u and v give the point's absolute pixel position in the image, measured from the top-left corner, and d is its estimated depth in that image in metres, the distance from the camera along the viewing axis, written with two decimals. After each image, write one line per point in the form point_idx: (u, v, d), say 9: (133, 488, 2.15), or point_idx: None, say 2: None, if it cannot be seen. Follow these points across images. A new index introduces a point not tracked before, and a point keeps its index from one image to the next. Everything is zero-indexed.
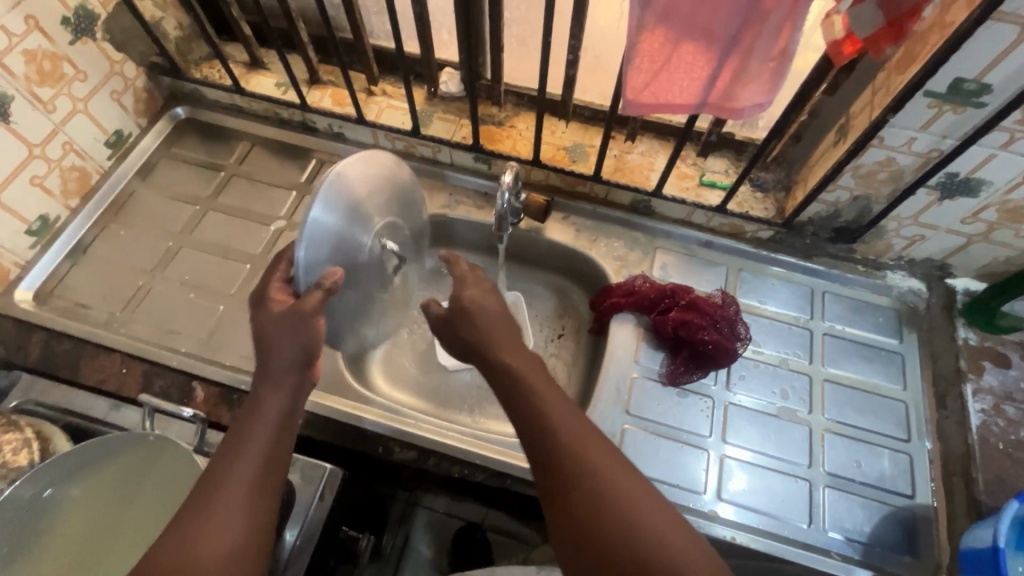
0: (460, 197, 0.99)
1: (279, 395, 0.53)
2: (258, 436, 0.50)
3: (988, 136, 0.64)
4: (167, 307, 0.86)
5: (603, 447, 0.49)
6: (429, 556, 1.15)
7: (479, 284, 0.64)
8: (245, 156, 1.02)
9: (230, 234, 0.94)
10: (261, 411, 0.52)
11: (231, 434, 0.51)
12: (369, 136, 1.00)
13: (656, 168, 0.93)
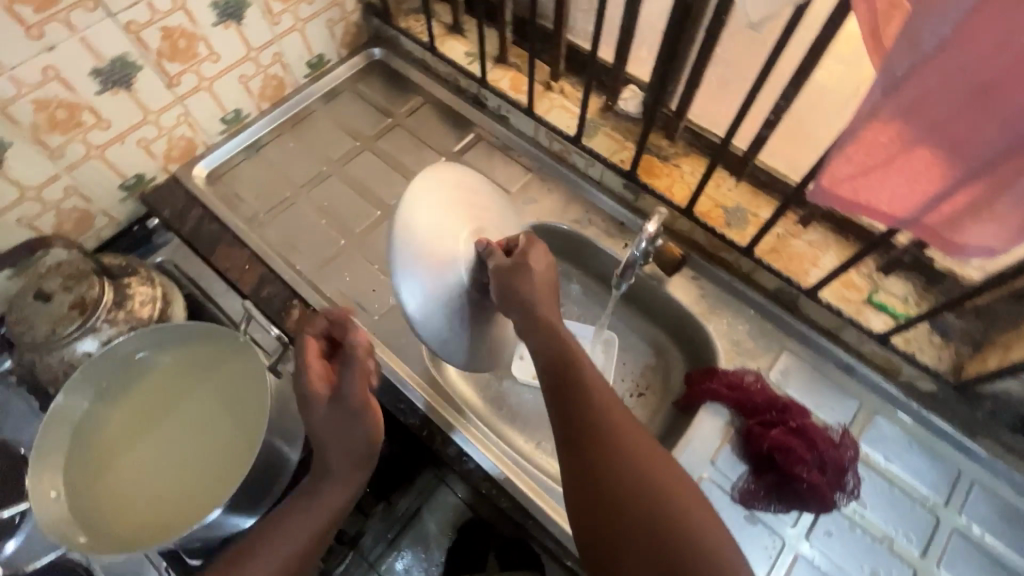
0: (594, 217, 0.94)
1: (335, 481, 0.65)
2: (310, 522, 0.63)
3: None
4: (300, 223, 0.93)
5: (626, 410, 0.60)
6: (433, 533, 1.11)
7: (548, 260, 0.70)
8: (414, 109, 1.06)
9: (375, 177, 0.98)
10: (320, 501, 0.64)
11: (293, 505, 0.64)
12: (530, 128, 0.99)
13: (820, 265, 0.81)
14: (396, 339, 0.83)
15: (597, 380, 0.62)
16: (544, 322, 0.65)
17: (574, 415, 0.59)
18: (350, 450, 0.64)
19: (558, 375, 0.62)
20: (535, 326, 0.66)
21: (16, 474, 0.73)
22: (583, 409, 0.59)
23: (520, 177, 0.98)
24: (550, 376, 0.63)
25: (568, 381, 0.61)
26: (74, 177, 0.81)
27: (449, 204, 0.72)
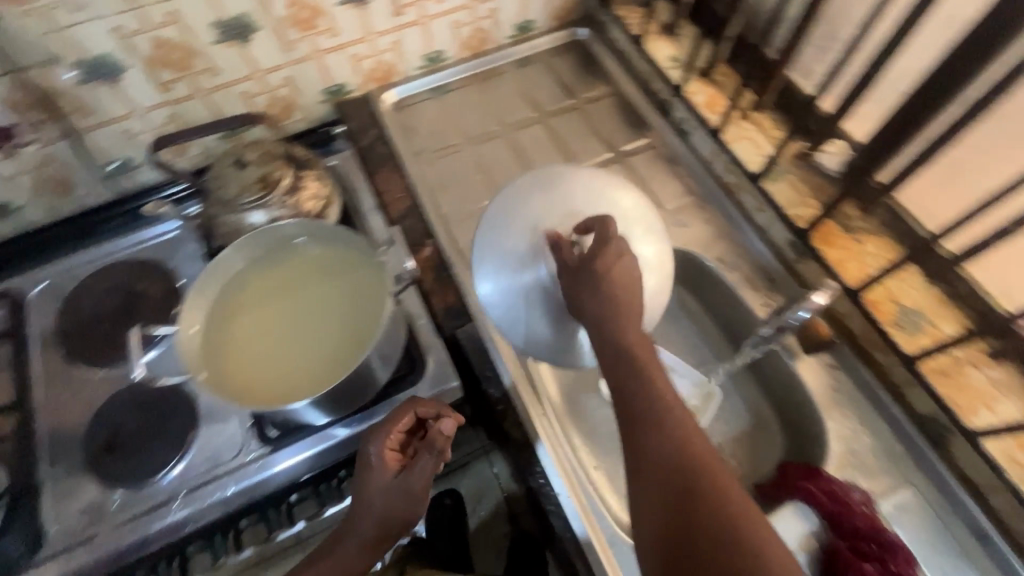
0: (743, 263, 0.87)
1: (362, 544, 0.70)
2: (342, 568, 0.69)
3: None
4: (457, 171, 0.97)
5: (702, 445, 0.50)
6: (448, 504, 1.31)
7: (629, 258, 0.59)
8: (598, 97, 1.05)
9: (538, 151, 0.99)
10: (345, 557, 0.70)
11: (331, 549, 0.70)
12: (709, 150, 0.93)
13: (995, 410, 0.70)
14: None
15: (674, 418, 0.52)
16: (617, 350, 0.57)
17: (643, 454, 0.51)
18: (390, 523, 0.70)
19: (627, 402, 0.54)
20: (609, 348, 0.57)
21: (170, 299, 0.85)
22: (656, 452, 0.50)
23: (680, 197, 0.93)
24: (623, 411, 0.55)
25: (641, 425, 0.53)
26: (294, 69, 0.91)
27: (533, 190, 0.66)
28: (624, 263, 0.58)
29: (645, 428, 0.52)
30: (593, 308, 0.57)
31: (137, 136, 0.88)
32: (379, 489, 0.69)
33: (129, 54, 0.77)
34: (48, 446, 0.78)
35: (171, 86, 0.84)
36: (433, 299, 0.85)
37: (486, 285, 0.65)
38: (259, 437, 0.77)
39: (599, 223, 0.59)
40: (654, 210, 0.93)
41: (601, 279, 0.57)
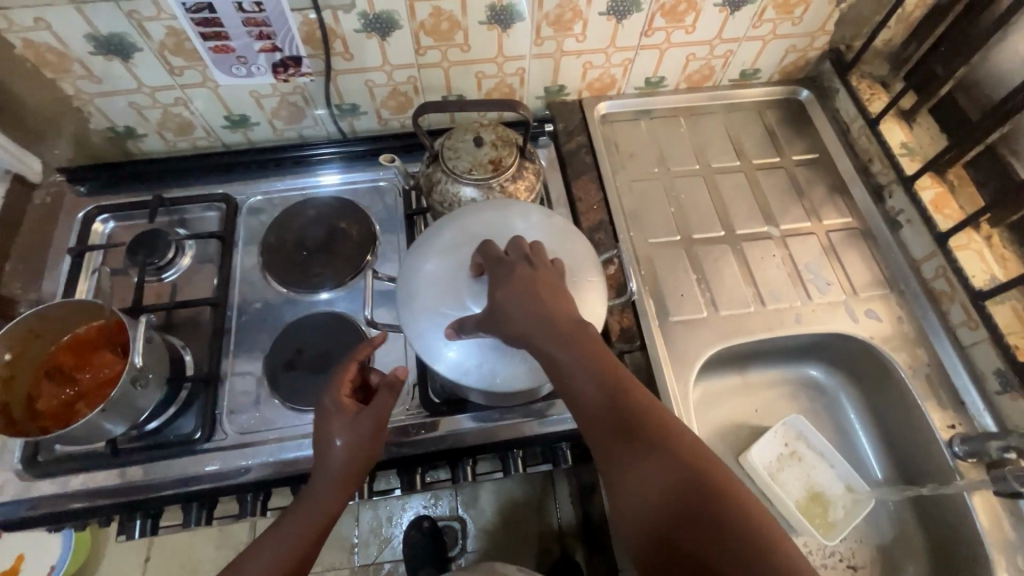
0: (934, 375, 0.82)
1: (332, 486, 0.63)
2: (311, 518, 0.62)
3: None
4: (652, 198, 0.97)
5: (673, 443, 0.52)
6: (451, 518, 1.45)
7: (549, 274, 0.61)
8: (806, 163, 1.02)
9: (736, 200, 0.98)
10: (318, 502, 0.63)
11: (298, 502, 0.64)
12: (922, 250, 0.89)
13: None
14: (675, 349, 0.84)
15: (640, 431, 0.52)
16: (569, 379, 0.55)
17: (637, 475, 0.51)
18: (358, 459, 0.64)
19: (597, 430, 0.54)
20: (561, 378, 0.56)
21: (365, 243, 0.92)
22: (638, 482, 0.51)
23: (875, 287, 0.90)
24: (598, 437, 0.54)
25: (614, 459, 0.53)
26: (532, 62, 0.94)
27: (449, 248, 0.70)
28: (540, 270, 0.61)
29: (619, 459, 0.52)
30: (536, 329, 0.57)
31: (375, 88, 0.94)
32: (341, 429, 0.64)
33: (406, 16, 0.82)
34: (236, 344, 0.85)
35: (425, 52, 0.89)
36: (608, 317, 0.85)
37: (430, 328, 0.67)
38: (422, 400, 0.81)
39: (495, 261, 0.63)
40: (845, 293, 0.89)
41: (533, 298, 0.58)
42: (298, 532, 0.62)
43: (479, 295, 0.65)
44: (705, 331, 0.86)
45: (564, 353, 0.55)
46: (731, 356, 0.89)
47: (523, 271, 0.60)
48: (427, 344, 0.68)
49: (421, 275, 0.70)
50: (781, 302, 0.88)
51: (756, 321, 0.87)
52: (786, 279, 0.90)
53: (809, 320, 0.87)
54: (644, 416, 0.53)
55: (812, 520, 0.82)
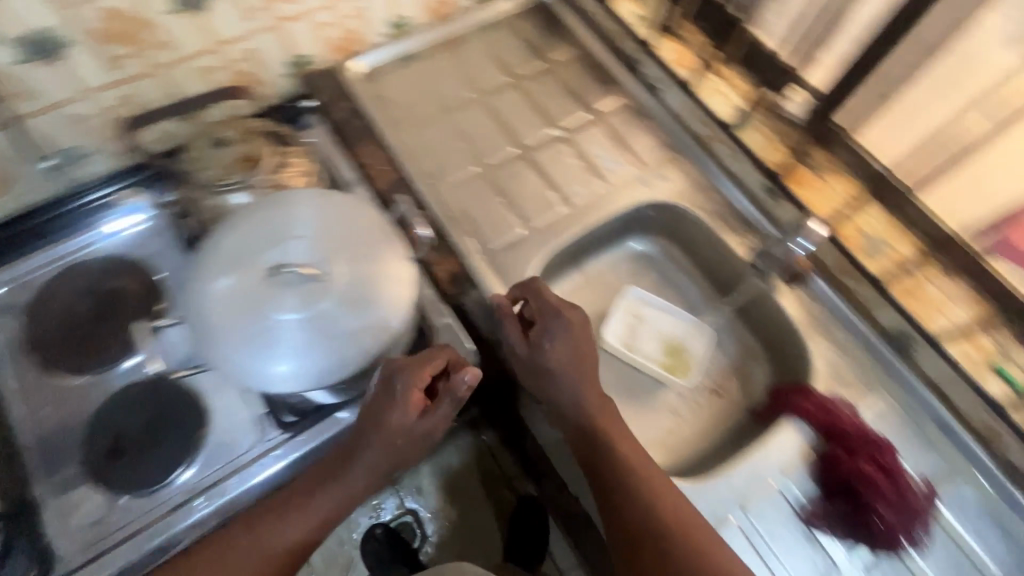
0: (723, 209, 0.92)
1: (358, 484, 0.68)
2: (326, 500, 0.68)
3: None
4: (439, 140, 0.96)
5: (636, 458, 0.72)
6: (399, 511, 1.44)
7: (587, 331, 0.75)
8: (568, 58, 1.05)
9: (516, 114, 0.99)
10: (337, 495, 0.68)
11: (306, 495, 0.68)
12: (681, 106, 0.97)
13: (947, 314, 0.83)
14: (505, 274, 0.86)
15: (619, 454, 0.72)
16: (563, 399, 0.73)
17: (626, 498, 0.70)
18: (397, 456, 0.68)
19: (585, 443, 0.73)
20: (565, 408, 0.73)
21: (151, 295, 0.81)
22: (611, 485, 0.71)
23: (657, 151, 0.97)
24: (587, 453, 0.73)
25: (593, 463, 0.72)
26: (257, 40, 0.85)
27: (221, 261, 0.64)
28: (549, 300, 0.75)
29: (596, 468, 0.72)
30: (567, 369, 0.73)
31: (85, 123, 0.80)
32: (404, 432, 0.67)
33: (72, 28, 0.70)
34: (40, 460, 0.73)
35: (122, 64, 0.77)
36: (433, 269, 0.85)
37: (249, 352, 0.62)
38: (277, 424, 0.74)
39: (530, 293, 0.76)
40: (634, 165, 0.96)
41: (577, 351, 0.74)
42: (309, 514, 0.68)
43: (284, 295, 0.62)
44: (527, 246, 0.88)
45: (571, 394, 0.73)
46: (560, 259, 0.94)
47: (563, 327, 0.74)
48: (253, 369, 0.63)
49: (212, 301, 0.63)
50: (584, 194, 0.93)
51: (568, 220, 0.91)
52: (581, 173, 0.95)
53: (612, 201, 0.93)
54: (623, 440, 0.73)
55: (673, 368, 0.90)
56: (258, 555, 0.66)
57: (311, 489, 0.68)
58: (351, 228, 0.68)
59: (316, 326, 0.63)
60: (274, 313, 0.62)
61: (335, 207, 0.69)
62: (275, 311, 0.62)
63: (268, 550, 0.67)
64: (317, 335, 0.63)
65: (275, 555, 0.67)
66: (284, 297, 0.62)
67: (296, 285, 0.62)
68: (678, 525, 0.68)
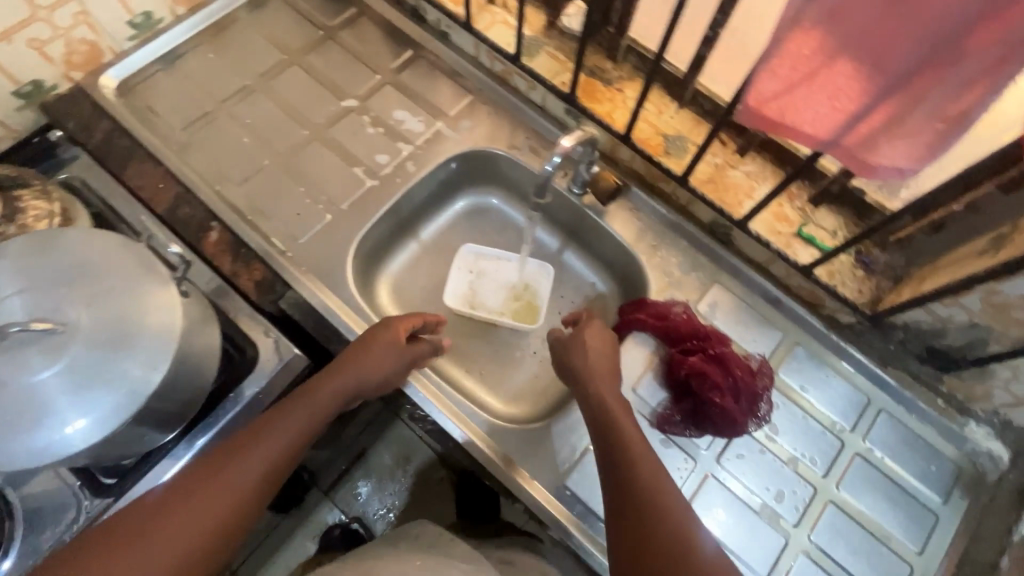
0: (535, 144, 0.90)
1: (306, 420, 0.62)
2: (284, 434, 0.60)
3: None
4: (222, 141, 0.88)
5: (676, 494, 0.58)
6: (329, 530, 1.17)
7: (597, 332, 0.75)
8: (349, 22, 0.98)
9: (303, 95, 0.92)
10: (283, 431, 0.60)
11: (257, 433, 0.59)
12: (471, 46, 0.93)
13: (755, 197, 0.80)
14: (319, 266, 0.80)
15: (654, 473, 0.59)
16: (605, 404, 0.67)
17: (629, 477, 0.59)
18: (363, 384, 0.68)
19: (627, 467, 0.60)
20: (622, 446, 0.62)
21: None
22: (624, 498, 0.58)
23: (459, 100, 0.93)
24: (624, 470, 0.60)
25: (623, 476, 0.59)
26: None
27: None
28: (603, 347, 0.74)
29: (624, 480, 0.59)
30: (605, 385, 0.69)
31: None
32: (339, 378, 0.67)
33: None
34: None
35: None
36: (238, 281, 0.78)
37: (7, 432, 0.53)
38: (93, 491, 0.68)
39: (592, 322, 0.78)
40: (438, 120, 0.91)
41: (585, 352, 0.73)
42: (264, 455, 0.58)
43: (22, 354, 0.54)
44: (339, 232, 0.83)
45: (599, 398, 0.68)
46: (385, 234, 0.89)
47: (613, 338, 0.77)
48: (20, 450, 0.53)
49: None
50: (390, 163, 0.88)
51: (379, 194, 0.86)
52: (382, 141, 0.89)
53: (420, 162, 0.88)
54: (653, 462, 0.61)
55: (521, 312, 0.89)
56: (182, 535, 0.51)
57: (272, 417, 0.61)
58: (90, 257, 0.60)
59: (80, 372, 0.55)
60: (19, 378, 0.53)
61: (58, 248, 0.60)
62: (18, 374, 0.53)
63: (236, 494, 0.55)
64: (84, 382, 0.55)
65: (242, 496, 0.55)
66: (23, 356, 0.54)
67: (34, 338, 0.54)
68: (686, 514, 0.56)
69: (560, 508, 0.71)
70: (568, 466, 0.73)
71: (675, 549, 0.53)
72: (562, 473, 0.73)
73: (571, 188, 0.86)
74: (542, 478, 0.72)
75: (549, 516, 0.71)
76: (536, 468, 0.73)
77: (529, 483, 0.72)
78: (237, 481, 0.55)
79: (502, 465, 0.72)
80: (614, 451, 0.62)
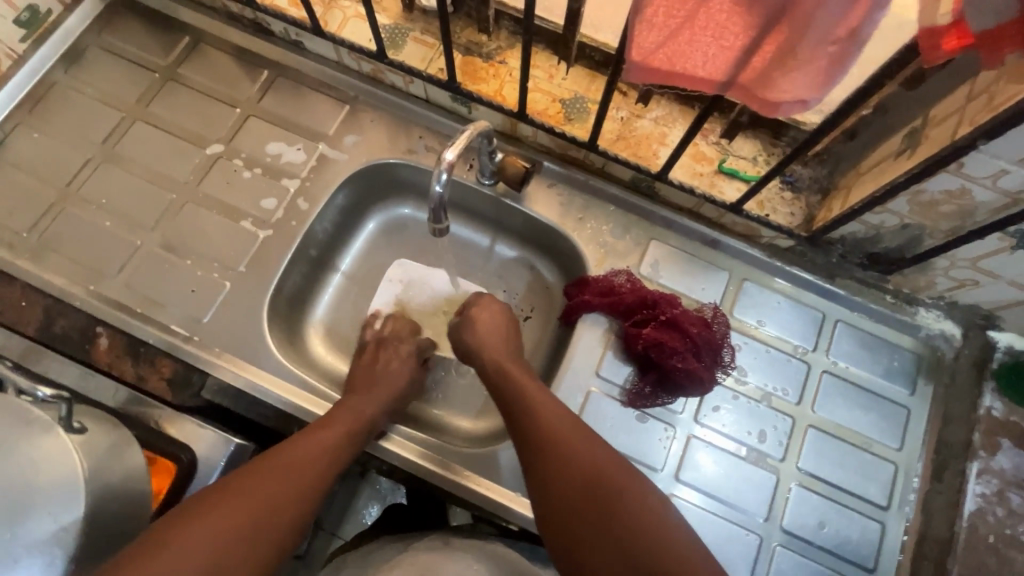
0: (431, 141, 0.82)
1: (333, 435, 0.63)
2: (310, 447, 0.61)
3: None
4: (77, 230, 0.76)
5: (599, 453, 0.56)
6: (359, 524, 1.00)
7: (489, 312, 0.74)
8: (187, 55, 0.85)
9: (158, 153, 0.80)
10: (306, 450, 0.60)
11: (286, 450, 0.59)
12: (330, 51, 0.82)
13: (668, 142, 0.76)
14: (233, 341, 0.72)
15: (572, 442, 0.57)
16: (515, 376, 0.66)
17: (549, 461, 0.56)
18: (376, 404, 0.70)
19: (539, 439, 0.58)
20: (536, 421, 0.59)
21: None
22: (551, 480, 0.55)
23: (336, 114, 0.83)
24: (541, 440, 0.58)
25: (543, 448, 0.57)
26: None
27: None
28: (486, 316, 0.74)
29: (549, 451, 0.57)
30: (507, 359, 0.69)
31: None
32: (369, 400, 0.70)
33: None
34: None
35: None
36: (147, 385, 0.70)
37: None
38: None
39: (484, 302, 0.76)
40: (319, 142, 0.82)
41: (491, 332, 0.72)
42: (298, 468, 0.58)
43: None
44: (244, 298, 0.74)
45: (507, 376, 0.66)
46: (298, 281, 0.81)
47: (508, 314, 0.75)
48: None
49: None
50: (279, 206, 0.78)
51: (276, 243, 0.77)
52: (264, 183, 0.79)
53: (312, 196, 0.79)
54: (573, 429, 0.58)
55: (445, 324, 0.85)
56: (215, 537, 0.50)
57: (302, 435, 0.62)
58: None
59: None
60: None
61: None
62: None
63: (267, 510, 0.54)
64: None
65: (273, 512, 0.54)
66: None
67: None
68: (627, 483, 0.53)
69: None
70: None
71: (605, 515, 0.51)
72: None
73: (479, 179, 0.80)
74: (529, 492, 0.69)
75: None
76: (520, 485, 0.69)
77: (517, 500, 0.69)
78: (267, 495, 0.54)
79: (485, 492, 0.69)
80: (525, 426, 0.60)
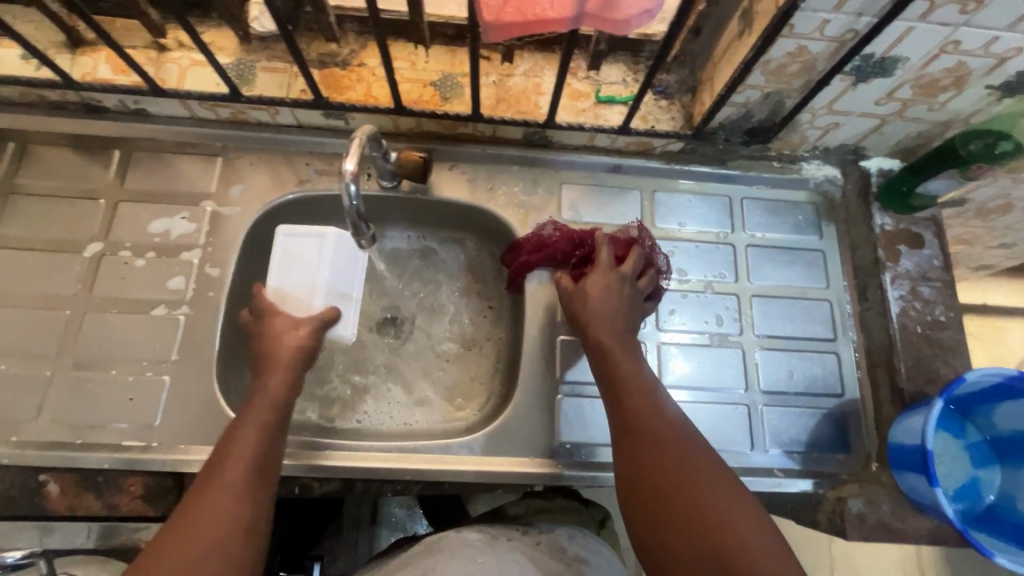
0: (321, 164, 0.80)
1: (263, 430, 0.56)
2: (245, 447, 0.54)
3: (888, 28, 0.57)
4: None
5: (687, 458, 0.53)
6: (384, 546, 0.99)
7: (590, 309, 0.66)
8: (18, 163, 0.77)
9: (31, 275, 0.73)
10: (238, 455, 0.54)
11: (224, 464, 0.53)
12: (179, 107, 0.77)
13: (544, 91, 0.78)
14: (195, 431, 0.68)
15: (668, 450, 0.53)
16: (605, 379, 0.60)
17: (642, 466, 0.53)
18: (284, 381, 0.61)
19: (635, 453, 0.54)
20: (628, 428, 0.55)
21: None
22: (654, 485, 0.52)
23: (211, 170, 0.79)
24: (639, 449, 0.54)
25: (636, 455, 0.54)
26: None
27: None
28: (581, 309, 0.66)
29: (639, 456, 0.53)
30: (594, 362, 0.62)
31: None
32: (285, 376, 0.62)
33: None
34: None
35: None
36: (122, 510, 0.65)
37: None
38: None
39: (592, 269, 0.69)
40: (204, 204, 0.77)
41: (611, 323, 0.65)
42: (236, 472, 0.52)
43: None
44: (189, 385, 0.70)
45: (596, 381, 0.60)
46: (239, 348, 0.77)
47: (623, 281, 0.68)
48: None
49: None
50: (189, 281, 0.74)
51: (200, 320, 0.73)
52: (163, 264, 0.74)
53: (219, 258, 0.75)
54: (659, 434, 0.55)
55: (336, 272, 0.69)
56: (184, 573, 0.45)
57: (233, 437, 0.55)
58: None
59: None
60: None
61: None
62: None
63: (224, 524, 0.49)
64: None
65: (230, 520, 0.49)
66: None
67: None
68: (698, 468, 0.52)
69: (567, 465, 0.72)
70: (552, 425, 0.73)
71: (707, 529, 0.48)
72: (552, 434, 0.73)
73: (381, 184, 0.79)
74: (538, 452, 0.72)
75: (567, 476, 0.71)
76: (527, 449, 0.72)
77: (529, 462, 0.71)
78: (209, 515, 0.49)
79: (497, 468, 0.71)
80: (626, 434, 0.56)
